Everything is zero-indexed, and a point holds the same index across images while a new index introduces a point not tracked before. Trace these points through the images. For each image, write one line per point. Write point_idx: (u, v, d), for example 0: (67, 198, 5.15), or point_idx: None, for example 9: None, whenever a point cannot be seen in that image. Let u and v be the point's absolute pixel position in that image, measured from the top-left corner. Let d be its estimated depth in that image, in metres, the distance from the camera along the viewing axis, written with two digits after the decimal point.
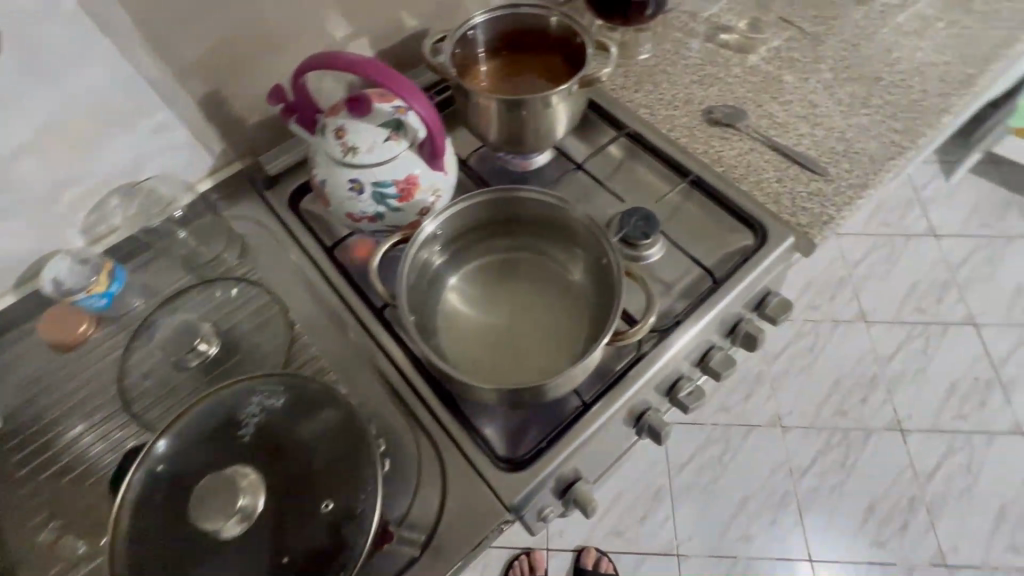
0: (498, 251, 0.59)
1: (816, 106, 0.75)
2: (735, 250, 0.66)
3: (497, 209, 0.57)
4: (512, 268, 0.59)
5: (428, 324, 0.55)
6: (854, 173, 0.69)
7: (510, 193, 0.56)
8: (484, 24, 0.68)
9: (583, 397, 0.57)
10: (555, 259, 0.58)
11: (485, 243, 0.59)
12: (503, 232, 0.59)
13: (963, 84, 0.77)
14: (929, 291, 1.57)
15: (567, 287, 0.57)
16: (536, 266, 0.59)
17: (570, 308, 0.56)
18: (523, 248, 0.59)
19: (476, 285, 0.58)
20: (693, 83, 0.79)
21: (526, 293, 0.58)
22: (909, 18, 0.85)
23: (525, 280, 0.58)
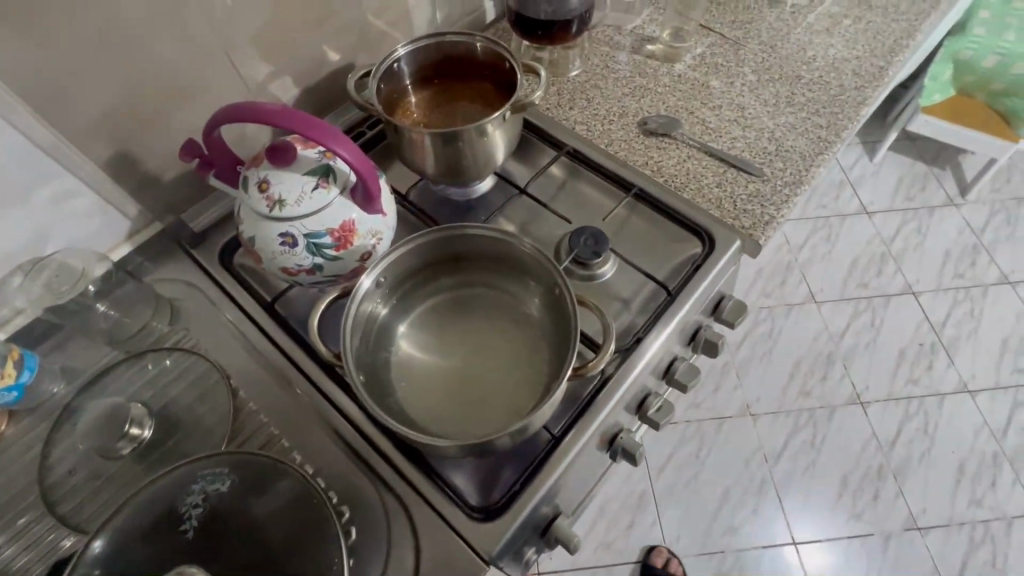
0: (450, 290, 0.57)
1: (744, 108, 0.77)
2: (685, 260, 0.66)
3: (442, 248, 0.55)
4: (466, 306, 0.57)
5: (382, 377, 0.52)
6: (787, 172, 0.71)
7: (451, 231, 0.54)
8: (407, 55, 0.66)
9: (553, 430, 0.55)
10: (510, 291, 0.56)
11: (434, 283, 0.57)
12: (451, 269, 0.57)
13: (874, 77, 0.81)
14: (869, 266, 1.65)
15: (524, 321, 0.55)
16: (490, 301, 0.57)
17: (529, 342, 0.54)
18: (475, 284, 0.57)
19: (429, 328, 0.56)
20: (625, 95, 0.79)
21: (484, 331, 0.56)
22: (819, 17, 0.89)
23: (480, 317, 0.56)
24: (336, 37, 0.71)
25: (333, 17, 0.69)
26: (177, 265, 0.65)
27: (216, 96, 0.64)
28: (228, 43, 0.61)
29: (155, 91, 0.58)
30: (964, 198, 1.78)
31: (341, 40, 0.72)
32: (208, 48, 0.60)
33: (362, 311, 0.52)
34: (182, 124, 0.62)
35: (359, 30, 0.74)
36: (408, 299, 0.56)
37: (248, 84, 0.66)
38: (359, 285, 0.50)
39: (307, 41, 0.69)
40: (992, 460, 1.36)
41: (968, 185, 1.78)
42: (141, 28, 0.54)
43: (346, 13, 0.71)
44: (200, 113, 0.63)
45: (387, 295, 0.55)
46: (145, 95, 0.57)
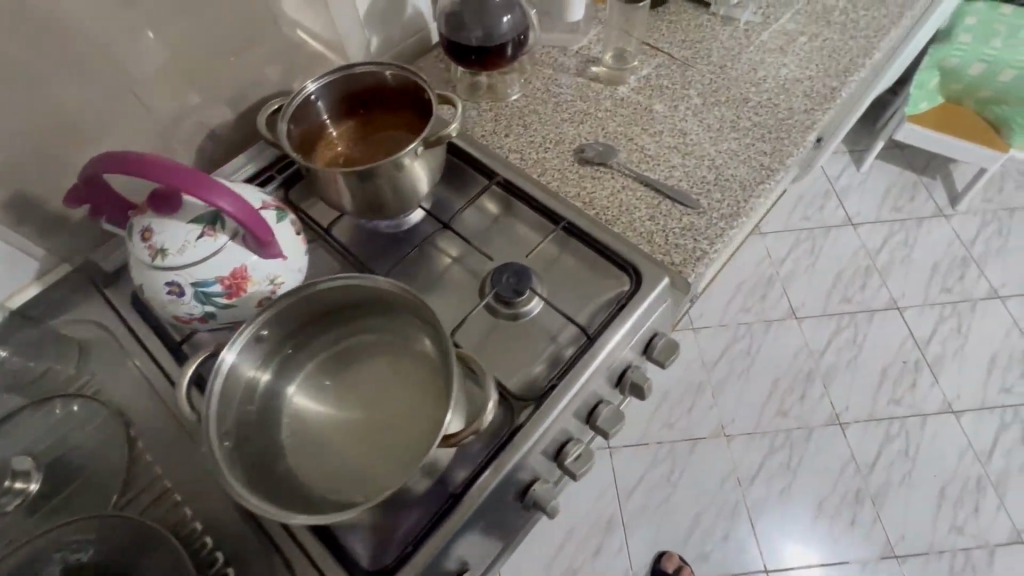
0: (346, 337, 0.55)
1: (686, 133, 0.74)
2: (612, 298, 0.63)
3: (320, 300, 0.52)
4: (360, 355, 0.54)
5: (267, 438, 0.50)
6: (725, 203, 0.68)
7: (336, 279, 0.51)
8: (318, 93, 0.64)
9: (452, 487, 0.52)
10: (402, 334, 0.54)
11: (329, 331, 0.54)
12: (346, 314, 0.54)
13: (826, 99, 0.77)
14: (853, 280, 1.61)
15: (418, 365, 0.53)
16: (385, 347, 0.54)
17: (423, 389, 0.51)
18: (371, 330, 0.55)
19: (324, 380, 0.53)
20: (563, 121, 0.76)
21: (378, 381, 0.53)
22: (773, 35, 0.86)
23: (373, 367, 0.53)
24: (258, 68, 0.70)
25: (253, 48, 0.68)
26: (87, 304, 0.64)
27: (125, 132, 0.62)
28: (132, 81, 0.60)
29: (54, 132, 0.57)
30: (953, 209, 1.72)
31: (264, 70, 0.71)
32: (110, 86, 0.58)
33: (238, 374, 0.49)
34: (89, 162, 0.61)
35: (284, 59, 0.72)
36: (301, 351, 0.54)
37: (162, 119, 0.65)
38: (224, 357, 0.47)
39: (224, 74, 0.67)
40: (976, 484, 1.31)
41: (958, 195, 1.73)
42: (29, 72, 0.53)
43: (267, 43, 0.69)
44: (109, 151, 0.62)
45: (273, 350, 0.52)
46: (43, 137, 0.56)
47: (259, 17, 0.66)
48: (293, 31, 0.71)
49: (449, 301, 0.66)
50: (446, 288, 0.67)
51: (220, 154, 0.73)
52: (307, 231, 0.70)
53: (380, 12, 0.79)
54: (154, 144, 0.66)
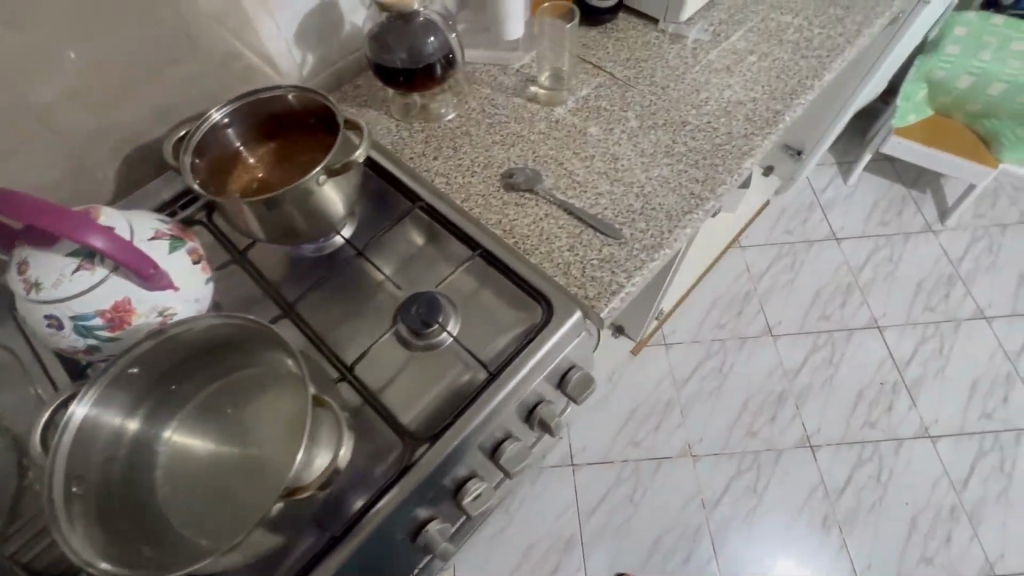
0: (220, 378, 0.53)
1: (617, 158, 0.72)
2: (522, 332, 0.61)
3: (180, 342, 0.50)
4: (232, 398, 0.52)
5: (137, 482, 0.48)
6: (648, 233, 0.65)
7: (200, 319, 0.49)
8: (221, 122, 0.63)
9: (332, 530, 0.53)
10: (270, 364, 0.52)
11: (202, 372, 0.52)
12: (220, 353, 0.53)
13: (767, 123, 0.75)
14: (832, 297, 1.57)
15: (287, 395, 0.51)
16: (256, 382, 0.52)
17: (293, 419, 0.50)
18: (247, 372, 0.53)
19: (200, 423, 0.51)
20: (494, 143, 0.75)
21: (251, 424, 0.51)
22: (721, 53, 0.83)
23: (246, 404, 0.52)
24: (177, 88, 0.70)
25: (168, 69, 0.68)
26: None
27: (33, 154, 0.63)
28: (35, 103, 0.60)
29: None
30: (942, 224, 1.67)
31: (184, 90, 0.71)
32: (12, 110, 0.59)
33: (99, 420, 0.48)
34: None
35: (206, 78, 0.72)
36: (172, 395, 0.52)
37: (72, 141, 0.65)
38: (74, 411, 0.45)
39: (139, 94, 0.67)
40: (949, 513, 1.27)
41: (948, 210, 1.67)
42: None
43: (184, 63, 0.69)
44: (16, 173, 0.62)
45: (140, 396, 0.50)
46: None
47: (173, 38, 0.66)
48: (213, 51, 0.70)
49: (359, 330, 0.65)
50: (358, 317, 0.65)
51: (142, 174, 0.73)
52: (224, 255, 0.69)
53: (313, 30, 0.77)
54: (66, 165, 0.66)
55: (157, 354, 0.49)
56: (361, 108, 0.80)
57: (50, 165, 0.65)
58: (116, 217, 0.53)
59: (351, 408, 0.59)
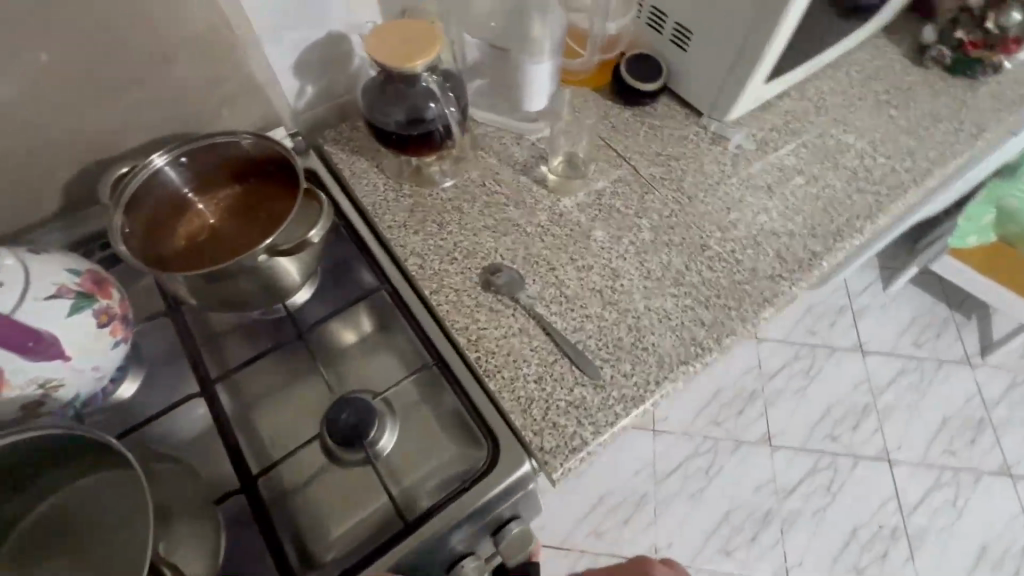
0: (75, 481, 0.45)
1: (617, 275, 0.62)
2: (457, 473, 0.52)
3: (21, 453, 0.42)
4: (81, 511, 0.44)
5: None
6: (630, 379, 0.56)
7: (44, 427, 0.41)
8: (165, 167, 0.55)
9: None
10: (123, 477, 0.44)
11: (51, 473, 0.44)
12: (74, 456, 0.44)
13: (801, 267, 0.64)
14: (846, 416, 1.43)
15: (127, 522, 0.42)
16: (108, 492, 0.44)
17: (123, 555, 0.41)
18: (103, 481, 0.45)
19: (48, 530, 0.44)
20: (485, 228, 0.66)
21: (91, 544, 0.43)
22: (766, 167, 0.72)
23: (92, 519, 0.44)
24: (140, 111, 0.61)
25: (130, 91, 0.59)
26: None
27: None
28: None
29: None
30: (982, 359, 1.52)
31: (148, 114, 0.62)
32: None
33: None
34: None
35: (177, 104, 0.63)
36: (25, 491, 0.44)
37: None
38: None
39: (92, 114, 0.58)
40: None
41: (992, 345, 1.52)
42: None
43: (151, 86, 0.60)
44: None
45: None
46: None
47: (141, 59, 0.57)
48: (188, 76, 0.61)
49: (280, 425, 0.56)
50: (282, 409, 0.57)
51: (82, 194, 0.63)
52: (155, 302, 0.61)
53: (313, 62, 0.69)
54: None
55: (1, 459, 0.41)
56: (351, 155, 0.72)
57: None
58: (13, 269, 0.46)
59: (243, 526, 0.51)
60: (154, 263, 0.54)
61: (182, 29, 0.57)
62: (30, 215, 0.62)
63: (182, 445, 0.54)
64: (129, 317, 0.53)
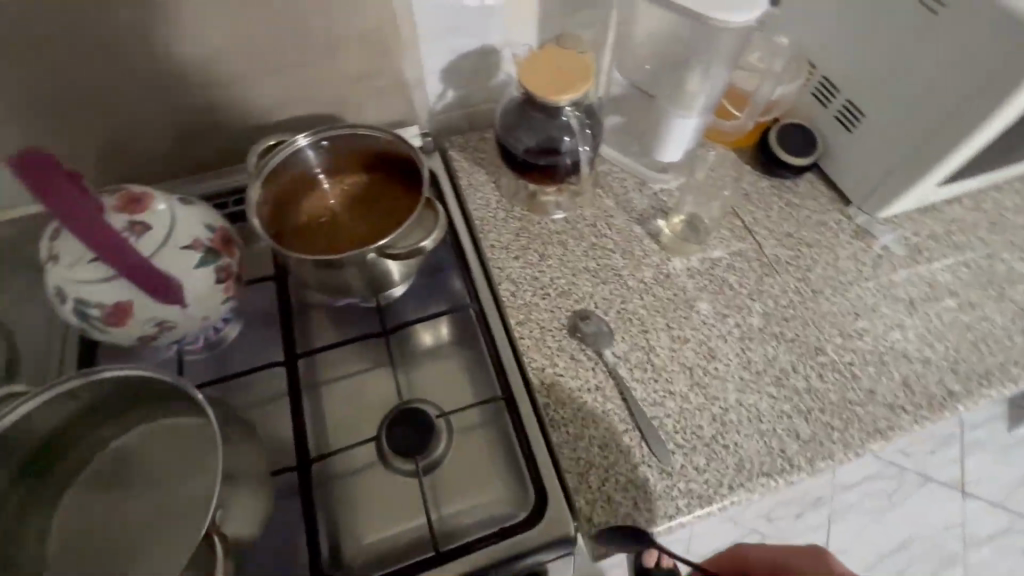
0: (156, 420, 0.48)
1: (713, 356, 0.58)
2: (496, 517, 0.51)
3: (118, 386, 0.45)
4: (156, 449, 0.47)
5: (55, 492, 0.46)
6: (702, 475, 0.51)
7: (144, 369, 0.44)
8: (307, 146, 0.57)
9: None
10: (200, 430, 0.47)
11: (138, 408, 0.47)
12: (163, 398, 0.47)
13: (930, 403, 0.56)
14: (924, 559, 1.25)
15: (198, 475, 0.45)
16: (183, 439, 0.47)
17: (191, 506, 0.44)
18: (182, 426, 0.47)
19: (124, 459, 0.47)
20: (585, 270, 0.64)
21: (160, 484, 0.46)
22: (913, 278, 0.64)
23: (164, 461, 0.47)
24: (296, 89, 0.65)
25: (295, 70, 0.63)
26: (28, 247, 0.62)
27: (131, 107, 0.60)
28: (147, 62, 0.57)
29: (51, 87, 0.55)
30: None
31: (302, 93, 0.65)
32: (124, 64, 0.56)
33: (30, 424, 0.44)
34: (85, 124, 0.60)
35: (331, 89, 0.66)
36: (108, 421, 0.47)
37: (170, 104, 0.61)
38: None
39: (257, 85, 0.63)
40: None
41: None
42: (63, 39, 0.52)
43: (313, 69, 0.63)
44: (106, 117, 0.60)
45: (68, 416, 0.45)
46: (40, 88, 0.55)
47: (309, 44, 0.61)
48: (346, 65, 0.64)
49: (345, 413, 0.58)
50: (350, 399, 0.58)
51: (230, 153, 0.69)
52: (266, 265, 0.65)
53: (461, 71, 0.70)
54: (155, 123, 0.62)
55: (106, 387, 0.45)
56: (473, 167, 0.73)
57: (140, 118, 0.61)
58: (161, 214, 0.50)
59: (289, 504, 0.52)
60: (279, 233, 0.57)
61: (354, 22, 0.60)
62: (184, 162, 0.68)
63: (256, 407, 0.57)
64: (242, 275, 0.56)
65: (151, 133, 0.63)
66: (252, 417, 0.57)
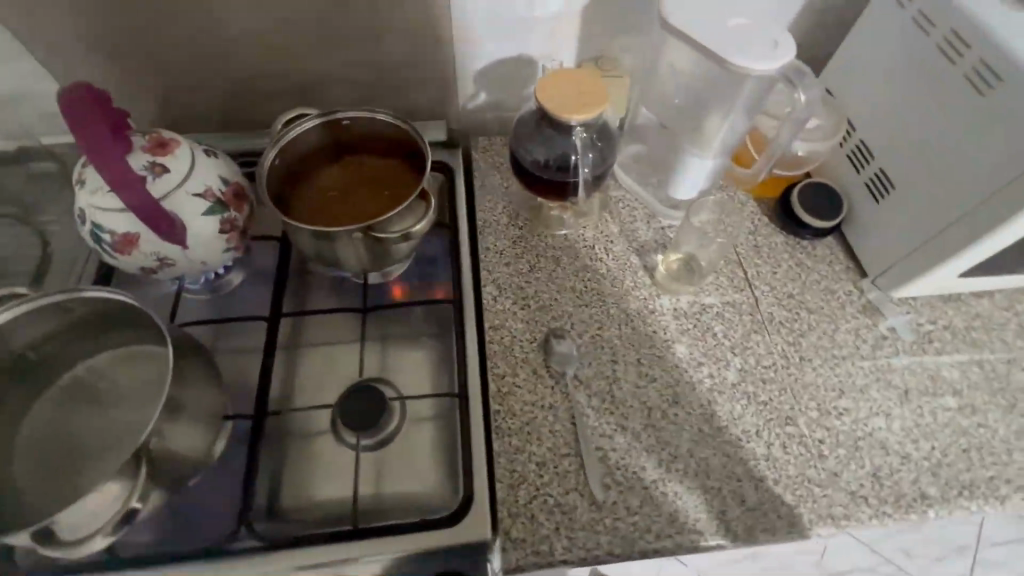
0: (130, 345, 0.53)
1: (676, 401, 0.57)
2: (421, 509, 0.52)
3: (98, 307, 0.50)
4: (121, 370, 0.53)
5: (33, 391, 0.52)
6: (632, 517, 0.50)
7: (128, 296, 0.49)
8: (329, 122, 0.61)
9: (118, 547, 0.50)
10: (160, 359, 0.52)
11: (116, 331, 0.53)
12: (139, 325, 0.52)
13: (897, 501, 0.52)
14: None
15: (149, 399, 0.51)
16: (145, 365, 0.52)
17: (138, 425, 0.49)
18: (148, 353, 0.53)
19: (93, 375, 0.53)
20: (571, 290, 0.64)
21: (115, 402, 0.51)
22: (914, 368, 0.60)
23: (124, 382, 0.52)
24: (334, 68, 0.68)
25: (337, 51, 0.66)
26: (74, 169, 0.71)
27: (184, 62, 0.65)
28: (203, 23, 0.61)
29: (117, 32, 0.61)
30: None
31: (339, 72, 0.69)
32: (182, 22, 0.61)
33: (21, 325, 0.48)
34: (142, 71, 0.65)
35: (367, 73, 0.69)
36: (87, 337, 0.53)
37: (219, 65, 0.66)
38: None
39: (300, 59, 0.67)
40: None
41: None
42: None
43: (354, 52, 0.67)
44: (162, 68, 0.65)
45: (52, 327, 0.50)
46: (107, 33, 0.61)
47: (351, 26, 0.64)
48: (385, 54, 0.67)
49: (311, 378, 0.60)
50: (319, 366, 0.61)
51: (268, 115, 0.74)
52: (276, 225, 0.69)
53: (495, 76, 0.72)
54: (204, 81, 0.67)
55: (89, 305, 0.50)
56: (489, 169, 0.74)
57: (191, 74, 0.66)
58: (181, 161, 0.54)
59: (239, 449, 0.56)
60: (287, 196, 0.61)
61: (396, 14, 0.63)
62: (225, 118, 0.73)
63: (235, 354, 0.61)
64: (247, 230, 0.60)
65: (199, 87, 0.68)
66: (229, 362, 0.61)
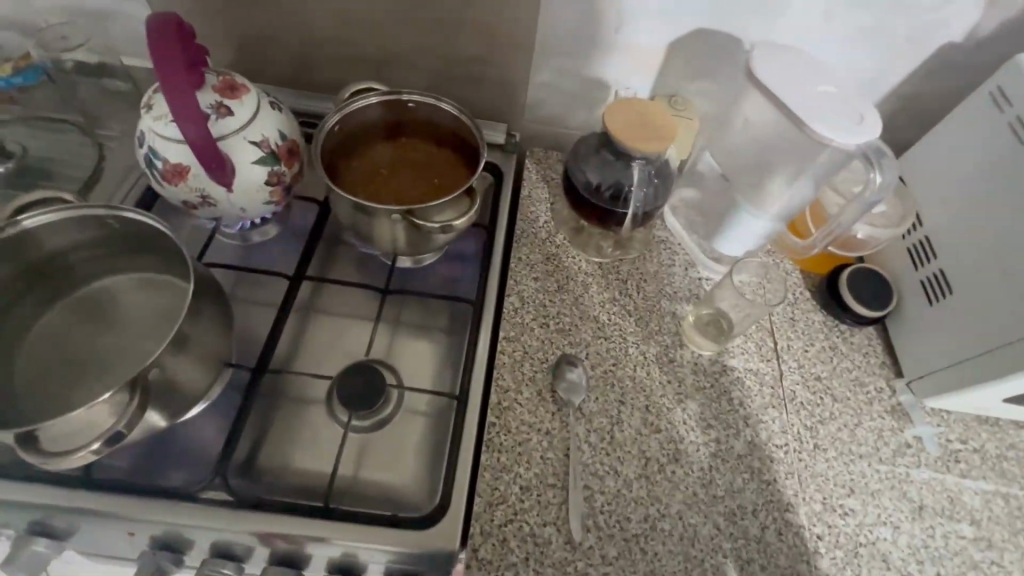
0: (156, 273, 0.54)
1: (676, 458, 0.54)
2: (395, 504, 0.51)
3: (133, 231, 0.51)
4: (138, 295, 0.54)
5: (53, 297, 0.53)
6: (604, 567, 0.48)
7: (165, 225, 0.49)
8: (394, 101, 0.61)
9: (94, 468, 0.50)
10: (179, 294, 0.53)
11: (144, 257, 0.54)
12: (169, 257, 0.52)
13: None
14: None
15: (158, 329, 0.52)
16: (162, 296, 0.54)
17: (141, 351, 0.51)
18: (170, 285, 0.54)
19: (109, 293, 0.54)
20: (594, 320, 0.62)
21: (121, 323, 0.52)
22: (934, 485, 0.56)
23: (137, 306, 0.53)
24: (413, 51, 0.69)
25: (419, 36, 0.67)
26: None
27: (272, 15, 0.66)
28: None
29: None
30: None
31: (417, 56, 0.69)
32: None
33: (57, 230, 0.49)
34: (231, 15, 0.67)
35: (443, 64, 0.70)
36: (116, 256, 0.54)
37: (304, 25, 0.67)
38: (18, 221, 0.47)
39: (382, 38, 0.68)
40: None
41: None
42: None
43: (436, 41, 0.67)
44: (250, 17, 0.67)
45: (85, 240, 0.51)
46: None
47: (438, 15, 0.64)
48: (465, 48, 0.68)
49: (317, 346, 0.60)
50: (328, 336, 0.61)
51: (338, 83, 0.75)
52: (319, 189, 0.69)
53: (566, 92, 0.72)
54: (286, 36, 0.69)
55: (126, 227, 0.51)
56: (538, 180, 0.73)
57: (275, 28, 0.68)
58: (247, 108, 0.55)
59: (231, 400, 0.55)
60: (337, 163, 0.61)
61: (485, 13, 0.63)
62: (297, 77, 0.74)
63: (250, 304, 0.61)
64: (292, 188, 0.61)
65: (281, 43, 0.69)
66: (243, 311, 0.61)
